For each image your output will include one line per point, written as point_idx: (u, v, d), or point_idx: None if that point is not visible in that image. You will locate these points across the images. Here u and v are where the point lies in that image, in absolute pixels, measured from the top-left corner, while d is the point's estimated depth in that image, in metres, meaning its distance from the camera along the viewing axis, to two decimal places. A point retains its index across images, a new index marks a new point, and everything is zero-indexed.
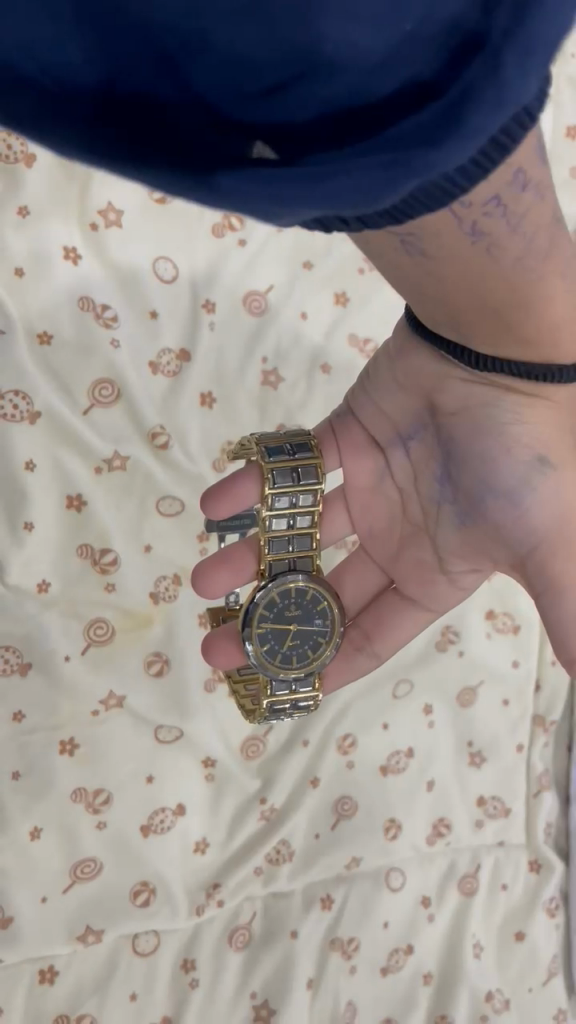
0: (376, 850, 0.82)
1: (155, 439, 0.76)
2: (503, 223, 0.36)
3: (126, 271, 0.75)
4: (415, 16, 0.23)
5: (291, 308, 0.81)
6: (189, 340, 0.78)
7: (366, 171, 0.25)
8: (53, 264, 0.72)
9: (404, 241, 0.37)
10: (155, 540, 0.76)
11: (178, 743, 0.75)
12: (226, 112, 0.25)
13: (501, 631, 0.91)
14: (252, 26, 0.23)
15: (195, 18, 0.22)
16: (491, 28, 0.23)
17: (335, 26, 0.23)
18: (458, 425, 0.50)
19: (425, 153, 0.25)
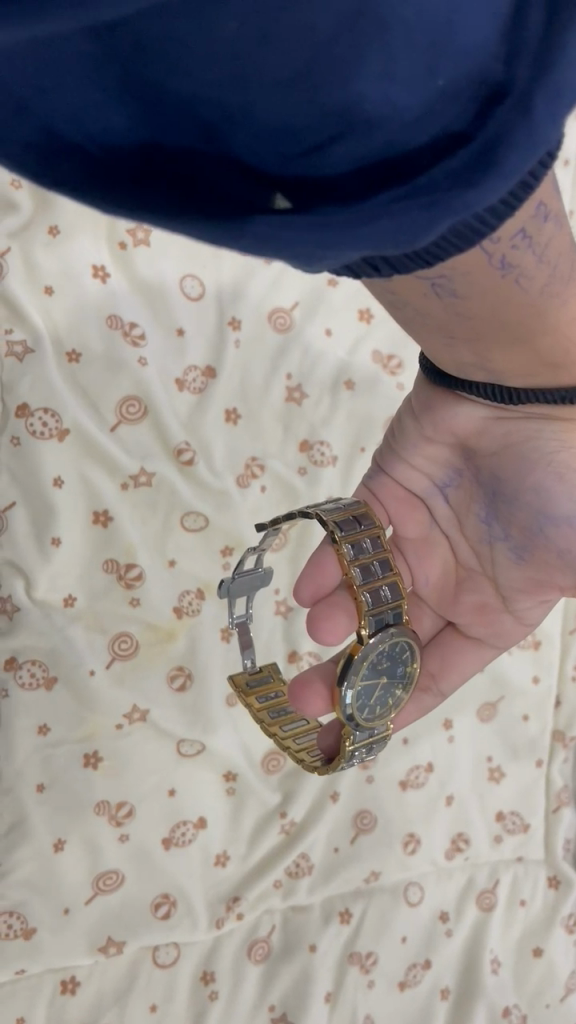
0: (395, 864, 0.82)
1: (180, 455, 0.76)
2: (529, 253, 0.37)
3: (154, 289, 0.76)
4: (448, 74, 0.24)
5: (316, 324, 0.82)
6: (213, 354, 0.78)
7: (406, 213, 0.25)
8: (83, 283, 0.73)
9: (433, 284, 0.38)
10: (180, 555, 0.76)
11: (200, 756, 0.76)
12: (265, 169, 0.26)
13: (525, 646, 0.90)
14: (293, 96, 0.24)
15: (242, 92, 0.24)
16: (514, 78, 0.24)
17: (372, 88, 0.23)
18: (507, 462, 0.52)
19: (460, 193, 0.24)
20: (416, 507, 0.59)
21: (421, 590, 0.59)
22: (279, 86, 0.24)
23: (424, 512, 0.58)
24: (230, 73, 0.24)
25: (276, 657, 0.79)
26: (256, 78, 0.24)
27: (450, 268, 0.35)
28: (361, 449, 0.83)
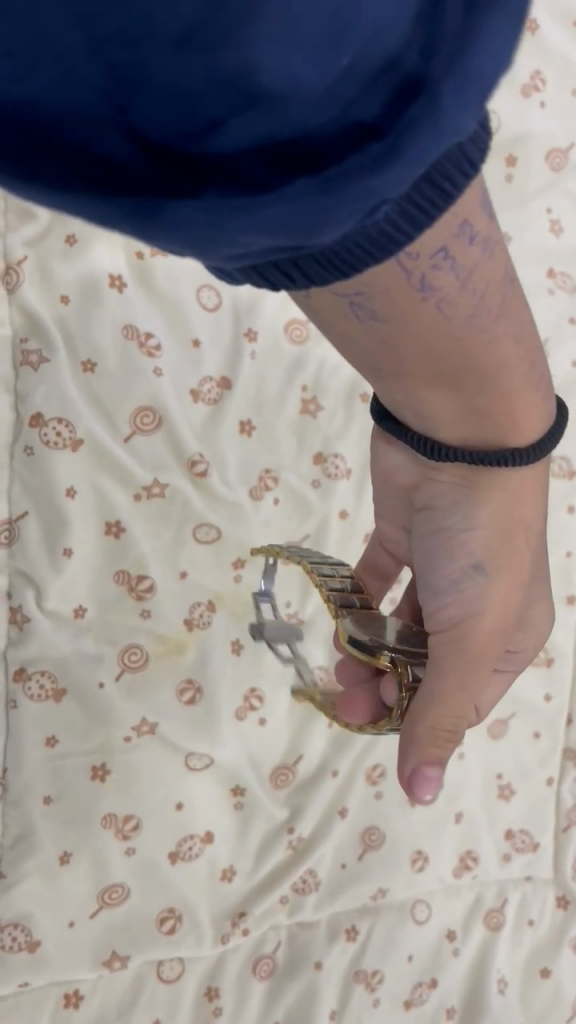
0: (402, 881, 0.82)
1: (194, 467, 0.76)
2: (452, 276, 0.36)
3: (171, 301, 0.76)
4: (351, 52, 0.23)
5: None
6: (228, 363, 0.78)
7: (301, 198, 0.25)
8: (100, 294, 0.73)
9: (354, 304, 0.36)
10: (191, 567, 0.76)
11: (208, 770, 0.75)
12: (168, 148, 0.24)
13: (538, 662, 0.89)
14: (191, 58, 0.22)
15: (137, 52, 0.22)
16: (428, 74, 0.25)
17: (273, 58, 0.23)
18: (434, 520, 0.56)
19: (367, 179, 0.25)
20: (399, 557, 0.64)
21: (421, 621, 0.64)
22: (177, 48, 0.22)
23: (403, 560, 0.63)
24: (124, 31, 0.21)
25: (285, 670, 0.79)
26: (157, 38, 0.22)
27: (368, 281, 0.34)
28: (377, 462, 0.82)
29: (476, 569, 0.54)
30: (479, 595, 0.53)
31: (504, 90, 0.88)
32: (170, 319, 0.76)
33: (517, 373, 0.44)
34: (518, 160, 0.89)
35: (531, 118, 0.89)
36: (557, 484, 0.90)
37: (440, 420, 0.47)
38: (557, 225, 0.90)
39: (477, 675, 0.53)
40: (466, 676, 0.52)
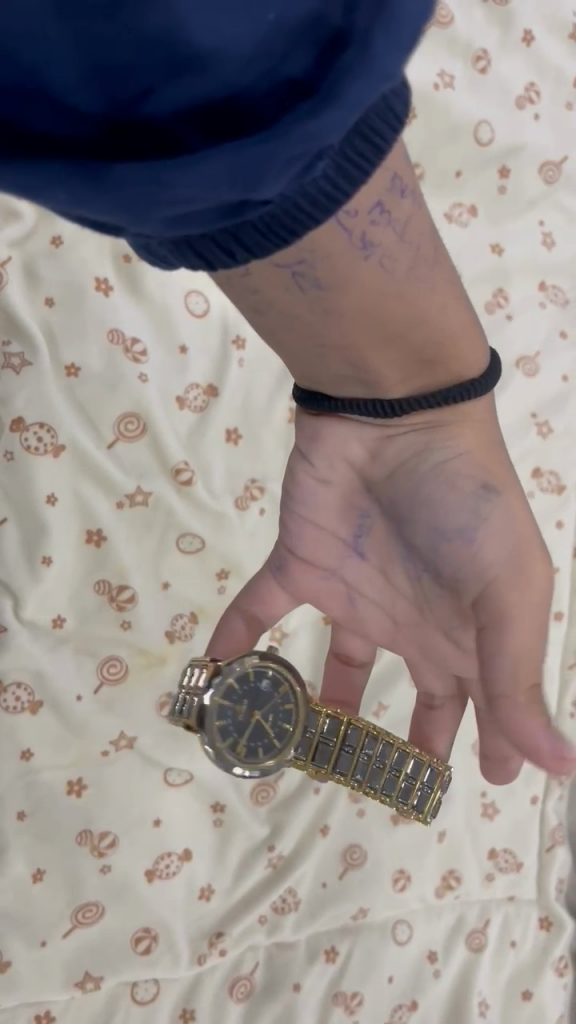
0: (384, 901, 0.80)
1: (179, 476, 0.74)
2: (390, 230, 0.38)
3: (159, 306, 0.75)
4: (278, 8, 0.23)
5: None
6: (215, 371, 0.77)
7: (246, 149, 0.25)
8: (85, 299, 0.72)
9: (296, 273, 0.37)
10: (173, 577, 0.74)
11: (188, 785, 0.74)
12: (104, 115, 0.25)
13: None
14: (117, 23, 0.23)
15: (63, 22, 0.22)
16: (352, 27, 0.25)
17: (201, 19, 0.23)
18: (400, 486, 0.50)
19: (303, 124, 0.25)
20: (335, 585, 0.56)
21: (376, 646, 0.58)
22: (102, 15, 0.23)
23: (341, 589, 0.56)
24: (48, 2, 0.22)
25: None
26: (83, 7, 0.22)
27: (310, 248, 0.35)
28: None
29: (490, 493, 0.47)
30: (499, 523, 0.46)
31: (500, 102, 0.87)
32: (158, 323, 0.75)
33: (460, 319, 0.45)
34: (511, 173, 0.88)
35: (527, 130, 0.88)
36: (548, 499, 0.88)
37: (384, 383, 0.47)
38: (549, 238, 0.90)
39: (540, 605, 0.45)
40: (535, 605, 0.45)
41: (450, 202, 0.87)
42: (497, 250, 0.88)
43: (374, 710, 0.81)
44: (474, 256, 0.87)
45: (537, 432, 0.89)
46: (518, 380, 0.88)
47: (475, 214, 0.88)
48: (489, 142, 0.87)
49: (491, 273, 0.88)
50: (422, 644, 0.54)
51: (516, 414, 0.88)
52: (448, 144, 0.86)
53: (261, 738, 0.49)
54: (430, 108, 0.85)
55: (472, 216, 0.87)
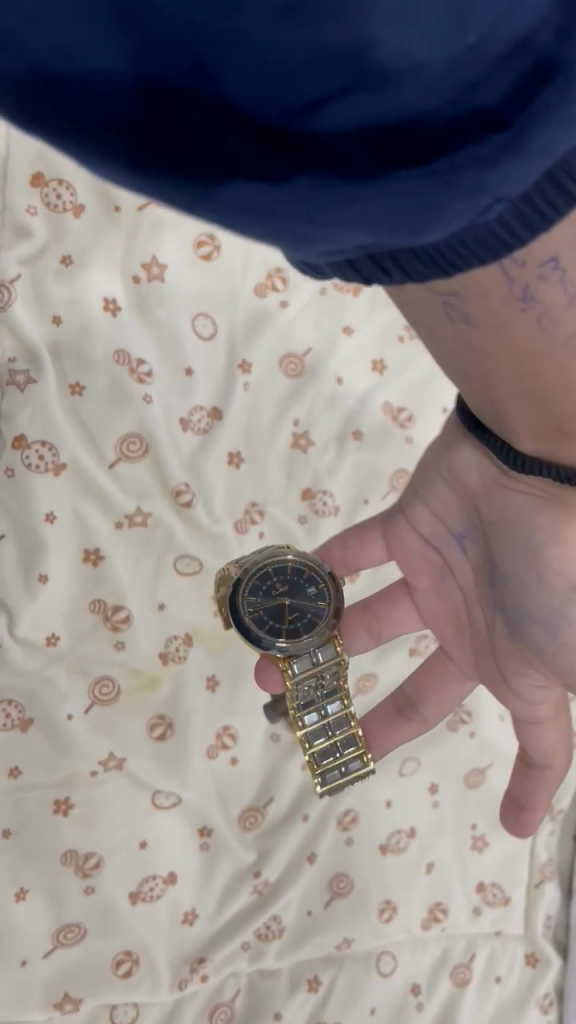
0: (370, 931, 0.79)
1: (179, 497, 0.75)
2: (560, 289, 0.32)
3: (165, 326, 0.74)
4: (479, 31, 0.19)
5: (328, 370, 0.80)
6: (220, 390, 0.77)
7: (402, 192, 0.21)
8: (92, 319, 0.71)
9: (447, 305, 0.32)
10: (169, 599, 0.74)
11: (176, 809, 0.73)
12: (263, 120, 0.20)
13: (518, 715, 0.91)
14: (295, 23, 0.19)
15: (231, 14, 0.19)
16: (564, 58, 0.20)
17: (388, 32, 0.19)
18: (508, 543, 0.48)
19: (479, 172, 0.21)
20: (429, 557, 0.56)
21: (446, 649, 0.59)
22: (281, 12, 0.19)
23: (436, 562, 0.56)
24: None
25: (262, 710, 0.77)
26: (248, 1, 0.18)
27: (463, 285, 0.31)
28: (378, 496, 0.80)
29: None
30: None
31: None
32: (164, 344, 0.74)
33: None
34: None
35: None
36: None
37: (516, 429, 0.42)
38: None
39: None
40: None
41: None
42: None
43: None
44: None
45: None
46: None
47: None
48: None
49: None
50: (475, 654, 0.55)
51: None
52: None
53: (269, 607, 0.59)
54: None
55: None
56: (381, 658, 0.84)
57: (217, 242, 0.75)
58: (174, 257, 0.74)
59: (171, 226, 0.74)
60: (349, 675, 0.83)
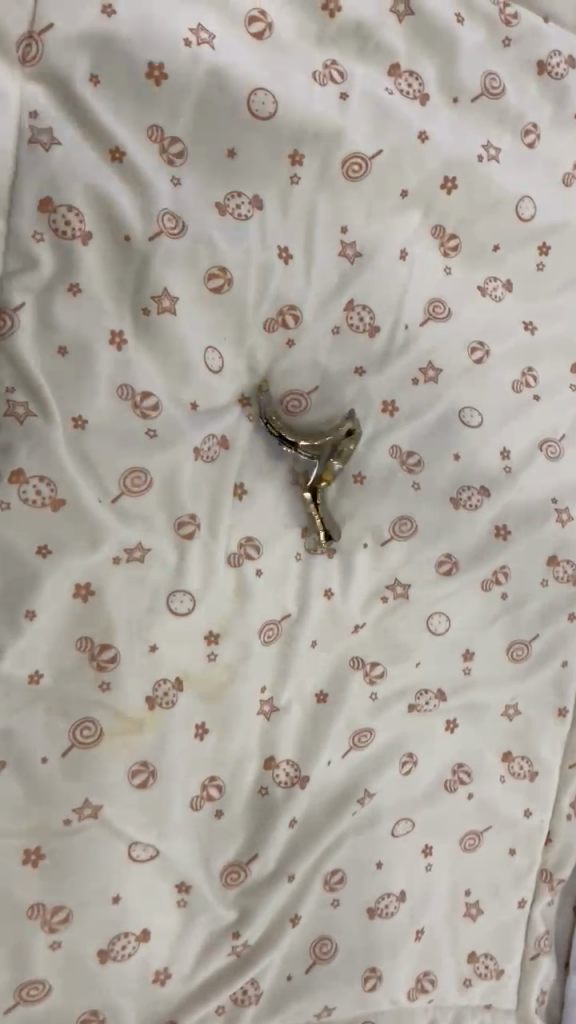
0: (350, 999, 0.78)
1: (182, 527, 0.70)
2: None
3: (177, 353, 0.69)
4: None
5: (332, 414, 0.78)
6: (228, 421, 0.73)
7: None
8: (96, 352, 0.65)
9: None
10: (162, 640, 0.70)
11: (152, 862, 0.69)
12: None
13: (520, 778, 0.87)
14: None
15: None
16: None
17: None
18: None
19: None
20: None
21: None
22: None
23: None
24: None
25: (253, 762, 0.75)
26: None
27: None
28: (379, 544, 0.80)
29: None
30: None
31: (546, 177, 0.82)
32: (173, 380, 0.69)
33: None
34: (551, 250, 0.84)
35: (569, 205, 0.83)
36: (563, 589, 0.87)
37: None
38: None
39: None
40: None
41: (485, 274, 0.82)
42: (529, 328, 0.85)
43: (360, 798, 0.79)
44: (505, 334, 0.83)
45: (556, 520, 0.86)
46: (538, 463, 0.85)
47: (510, 290, 0.83)
48: (530, 217, 0.81)
49: (522, 351, 0.84)
50: None
51: (535, 498, 0.85)
52: (488, 217, 0.80)
53: None
54: (474, 180, 0.78)
55: (506, 292, 0.83)
56: (379, 714, 0.80)
57: (230, 275, 0.70)
58: (184, 289, 0.68)
59: (183, 257, 0.67)
60: (344, 733, 0.79)
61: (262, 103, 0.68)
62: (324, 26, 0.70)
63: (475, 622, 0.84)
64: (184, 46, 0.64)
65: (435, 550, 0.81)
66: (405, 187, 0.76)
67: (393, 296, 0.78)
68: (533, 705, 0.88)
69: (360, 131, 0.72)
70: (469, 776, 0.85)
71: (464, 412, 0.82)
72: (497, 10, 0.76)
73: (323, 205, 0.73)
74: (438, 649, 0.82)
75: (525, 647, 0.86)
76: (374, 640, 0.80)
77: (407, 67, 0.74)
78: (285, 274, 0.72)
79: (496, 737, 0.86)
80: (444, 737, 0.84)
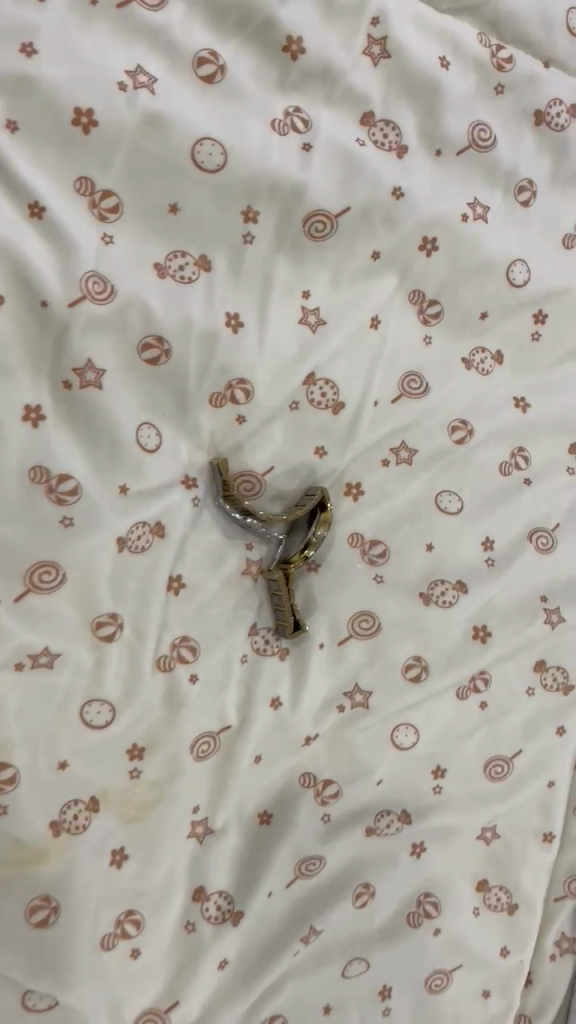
0: None
1: (100, 628, 0.61)
2: None
3: (105, 431, 0.61)
4: None
5: (288, 495, 0.70)
6: (165, 504, 0.64)
7: None
8: (6, 430, 0.57)
9: None
10: (73, 756, 0.61)
11: (50, 1013, 0.59)
12: None
13: (496, 911, 0.76)
14: None
15: None
16: None
17: None
18: None
19: None
20: None
21: None
22: None
23: None
24: None
25: (179, 892, 0.66)
26: None
27: None
28: (336, 645, 0.70)
29: None
30: None
31: (543, 239, 0.73)
32: (98, 460, 0.61)
33: None
34: (548, 319, 0.75)
35: (570, 271, 0.74)
36: (551, 699, 0.77)
37: None
38: None
39: None
40: None
41: (470, 346, 0.73)
42: (521, 406, 0.75)
43: (304, 934, 0.68)
44: (492, 412, 0.74)
45: (545, 619, 0.76)
46: (526, 556, 0.75)
47: (500, 363, 0.74)
48: (522, 284, 0.72)
49: (512, 431, 0.75)
50: None
51: (521, 595, 0.75)
52: (474, 282, 0.71)
53: None
54: (457, 242, 0.69)
55: (495, 365, 0.74)
56: (331, 839, 0.70)
57: (167, 346, 0.62)
58: (112, 361, 0.60)
59: (112, 324, 0.60)
60: (289, 862, 0.69)
61: (208, 155, 0.60)
62: (284, 71, 0.62)
63: (447, 736, 0.74)
64: (117, 91, 0.57)
65: (402, 652, 0.72)
66: (377, 249, 0.67)
67: (361, 369, 0.69)
68: (514, 830, 0.76)
69: (325, 186, 0.64)
70: (437, 907, 0.73)
71: (440, 497, 0.73)
72: (488, 54, 0.68)
73: (283, 268, 0.65)
74: (403, 764, 0.72)
75: (505, 766, 0.75)
76: (328, 755, 0.70)
77: (382, 116, 0.66)
78: (234, 344, 0.64)
79: (470, 863, 0.75)
80: (409, 862, 0.73)
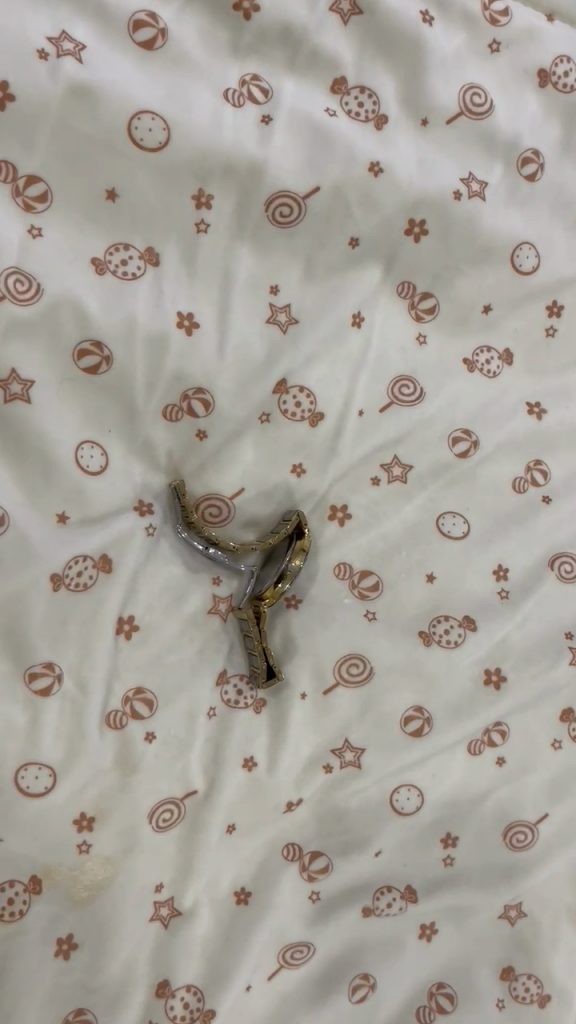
0: None
1: (34, 679, 0.53)
2: None
3: (37, 452, 0.53)
4: None
5: (263, 521, 0.61)
6: (112, 533, 0.55)
7: None
8: None
9: None
10: (7, 830, 0.52)
11: None
12: None
13: (524, 1004, 0.62)
14: None
15: None
16: None
17: None
18: None
19: None
20: None
21: None
22: None
23: None
24: None
25: (139, 988, 0.55)
26: None
27: None
28: (321, 695, 0.61)
29: None
30: None
31: (555, 218, 0.63)
32: (30, 485, 0.53)
33: None
34: (565, 310, 0.65)
35: None
36: None
37: None
38: None
39: None
40: None
41: (474, 345, 0.63)
42: (535, 412, 0.65)
43: None
44: (501, 420, 0.64)
45: (571, 660, 0.65)
46: (547, 586, 0.64)
47: (509, 362, 0.64)
48: (531, 271, 0.63)
49: (526, 440, 0.65)
50: None
51: (542, 633, 0.64)
52: (475, 270, 0.62)
53: None
54: (451, 224, 0.60)
55: (504, 366, 0.64)
56: (322, 921, 0.59)
57: (108, 352, 0.54)
58: (42, 370, 0.52)
59: (40, 328, 0.52)
60: (271, 949, 0.58)
61: (148, 130, 0.52)
62: (237, 32, 0.54)
63: (458, 800, 0.62)
64: (38, 59, 0.49)
65: (400, 702, 0.62)
66: (355, 235, 0.58)
67: (342, 374, 0.60)
68: (544, 906, 0.63)
69: (290, 163, 0.55)
70: (453, 1001, 0.61)
71: (442, 520, 0.63)
72: (480, 6, 0.59)
73: (245, 260, 0.57)
74: (405, 833, 0.61)
75: (529, 832, 0.63)
76: (317, 822, 0.60)
77: (356, 82, 0.57)
78: (188, 347, 0.56)
79: (491, 948, 0.62)
80: (417, 948, 0.61)
